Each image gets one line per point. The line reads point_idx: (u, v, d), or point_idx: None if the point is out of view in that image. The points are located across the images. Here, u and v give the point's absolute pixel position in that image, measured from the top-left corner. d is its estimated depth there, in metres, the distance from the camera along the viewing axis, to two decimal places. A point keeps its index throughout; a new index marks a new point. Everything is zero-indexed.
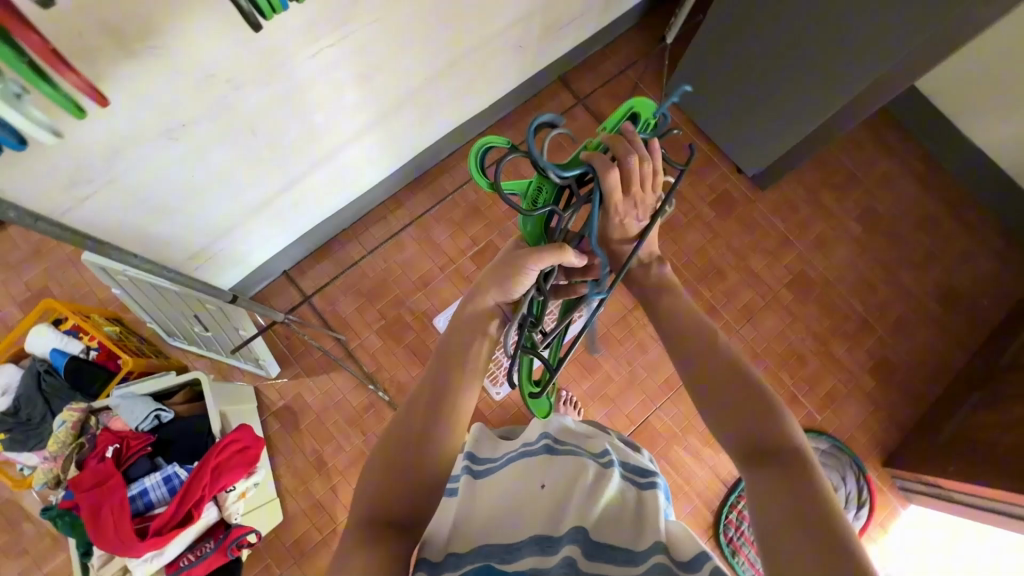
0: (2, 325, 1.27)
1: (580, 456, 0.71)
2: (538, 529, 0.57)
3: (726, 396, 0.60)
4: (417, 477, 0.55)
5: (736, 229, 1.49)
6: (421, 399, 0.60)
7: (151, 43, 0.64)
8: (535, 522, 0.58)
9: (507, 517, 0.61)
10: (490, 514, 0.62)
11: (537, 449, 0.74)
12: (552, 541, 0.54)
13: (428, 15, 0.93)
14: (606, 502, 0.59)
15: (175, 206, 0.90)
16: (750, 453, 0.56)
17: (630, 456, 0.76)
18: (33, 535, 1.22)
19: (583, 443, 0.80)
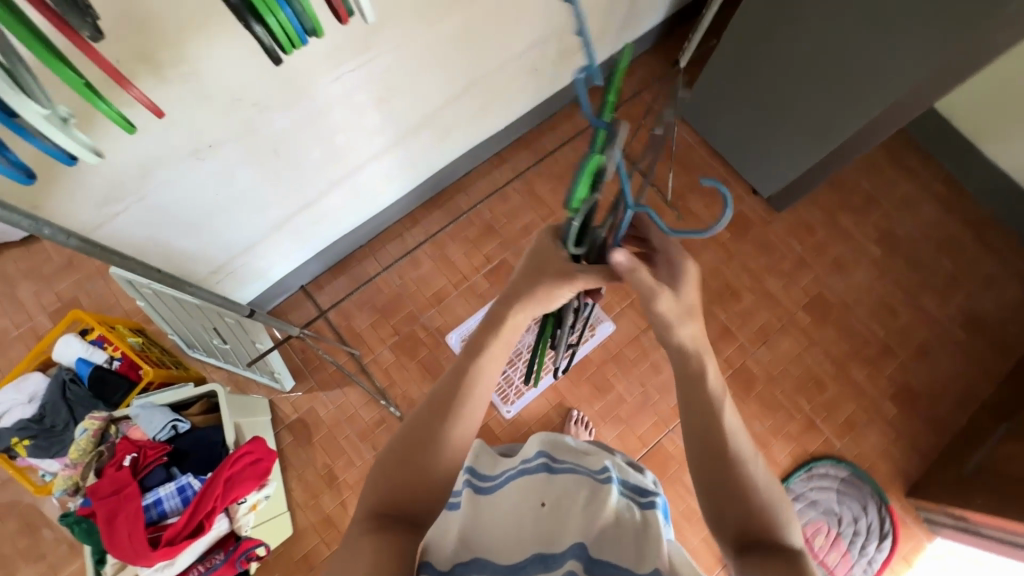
0: (33, 334, 1.33)
1: (579, 473, 0.72)
2: (540, 544, 0.59)
3: (711, 466, 0.58)
4: (429, 492, 0.56)
5: (752, 250, 1.47)
6: (431, 423, 0.58)
7: (183, 69, 0.68)
8: (537, 538, 0.60)
9: (507, 538, 0.62)
10: (488, 533, 0.63)
11: (534, 467, 0.73)
12: (554, 558, 0.56)
13: (446, 41, 0.97)
14: (605, 521, 0.61)
15: (199, 223, 0.93)
16: (745, 542, 0.55)
17: (631, 473, 0.76)
18: (51, 541, 1.25)
19: (583, 460, 0.78)
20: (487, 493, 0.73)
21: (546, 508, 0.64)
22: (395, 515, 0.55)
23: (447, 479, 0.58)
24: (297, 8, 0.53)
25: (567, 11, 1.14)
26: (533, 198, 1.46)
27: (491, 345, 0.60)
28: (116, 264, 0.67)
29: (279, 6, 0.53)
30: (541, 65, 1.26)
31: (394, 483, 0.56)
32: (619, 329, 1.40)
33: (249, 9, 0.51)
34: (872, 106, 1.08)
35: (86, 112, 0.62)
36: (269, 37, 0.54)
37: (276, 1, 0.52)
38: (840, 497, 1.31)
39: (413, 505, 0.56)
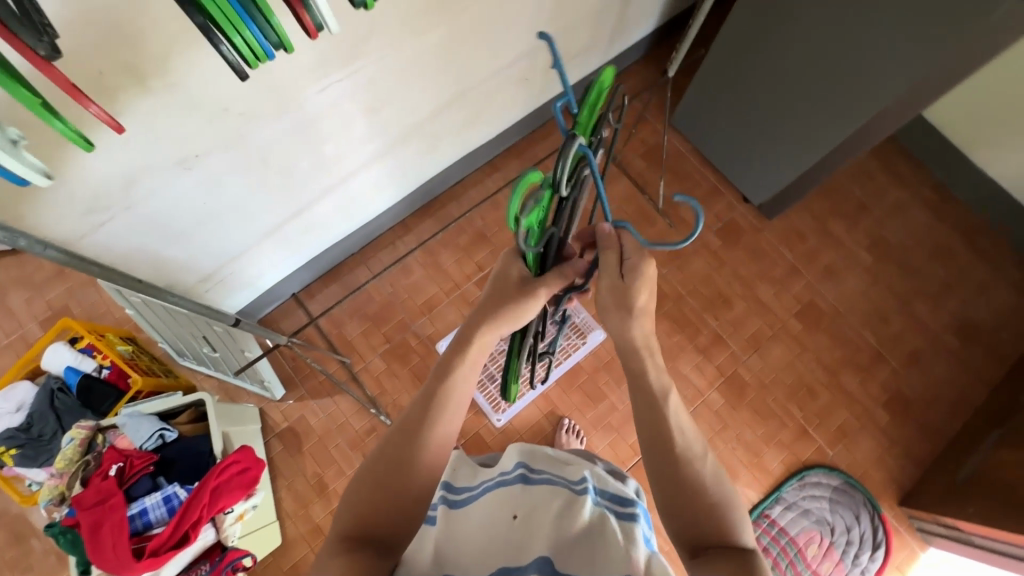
0: (24, 342, 1.32)
1: (555, 485, 0.71)
2: (505, 561, 0.58)
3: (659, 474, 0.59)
4: (402, 502, 0.57)
5: (744, 258, 1.48)
6: (401, 438, 0.59)
7: (167, 79, 0.68)
8: (504, 552, 0.59)
9: (479, 550, 0.61)
10: (461, 547, 0.62)
11: (512, 478, 0.73)
12: (516, 571, 0.55)
13: (434, 51, 0.97)
14: (579, 531, 0.60)
15: (187, 231, 0.93)
16: (696, 542, 0.55)
17: (609, 480, 0.75)
18: (38, 552, 1.24)
19: (561, 470, 0.78)
20: (464, 507, 0.72)
21: (517, 521, 0.64)
22: (370, 537, 0.55)
23: (424, 487, 0.58)
24: (265, 24, 0.53)
25: (556, 20, 1.15)
26: None
27: (462, 365, 0.62)
28: (96, 274, 0.68)
29: (245, 25, 0.53)
30: (532, 73, 1.26)
31: (370, 504, 0.56)
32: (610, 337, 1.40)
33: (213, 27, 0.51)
34: (862, 113, 1.08)
35: (37, 139, 0.61)
36: (233, 54, 0.55)
37: (242, 19, 0.52)
38: (833, 506, 1.31)
39: (386, 522, 0.56)
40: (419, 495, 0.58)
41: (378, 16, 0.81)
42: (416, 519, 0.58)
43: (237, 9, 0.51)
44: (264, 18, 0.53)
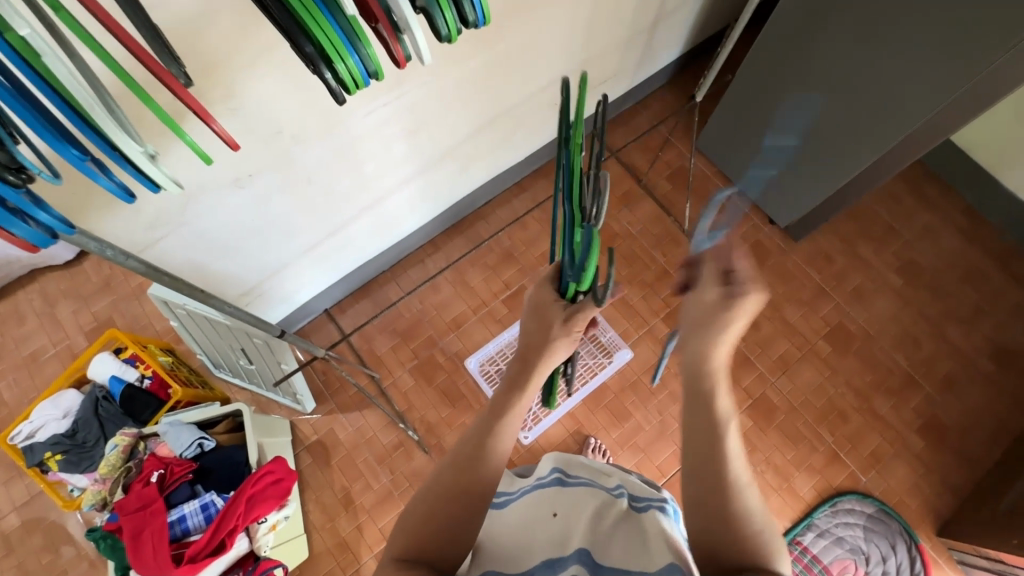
0: (69, 352, 1.38)
1: (592, 486, 0.72)
2: (546, 554, 0.59)
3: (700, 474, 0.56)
4: (453, 507, 0.57)
5: (771, 279, 1.48)
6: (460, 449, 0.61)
7: (232, 103, 0.73)
8: (543, 548, 0.60)
9: (518, 548, 0.62)
10: (499, 549, 0.63)
11: (548, 481, 0.75)
12: (560, 561, 0.56)
13: (470, 76, 1.01)
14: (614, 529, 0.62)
15: (235, 246, 0.98)
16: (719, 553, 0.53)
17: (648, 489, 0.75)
18: (72, 557, 1.26)
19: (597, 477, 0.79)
20: (502, 512, 0.73)
21: (558, 517, 0.66)
22: (420, 558, 0.56)
23: (472, 489, 0.58)
24: (364, 53, 0.52)
25: (587, 48, 1.20)
26: (552, 226, 1.50)
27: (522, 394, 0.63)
28: (164, 284, 0.67)
29: (348, 52, 0.51)
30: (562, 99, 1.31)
31: (418, 526, 0.57)
32: (637, 357, 1.40)
33: (319, 55, 0.50)
34: (889, 137, 1.09)
35: (167, 146, 0.70)
36: (336, 83, 0.53)
37: (346, 47, 0.51)
38: (867, 534, 1.28)
39: (437, 544, 0.57)
40: (471, 502, 0.58)
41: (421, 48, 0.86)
42: (463, 537, 0.57)
43: (341, 36, 0.50)
44: (364, 47, 0.52)
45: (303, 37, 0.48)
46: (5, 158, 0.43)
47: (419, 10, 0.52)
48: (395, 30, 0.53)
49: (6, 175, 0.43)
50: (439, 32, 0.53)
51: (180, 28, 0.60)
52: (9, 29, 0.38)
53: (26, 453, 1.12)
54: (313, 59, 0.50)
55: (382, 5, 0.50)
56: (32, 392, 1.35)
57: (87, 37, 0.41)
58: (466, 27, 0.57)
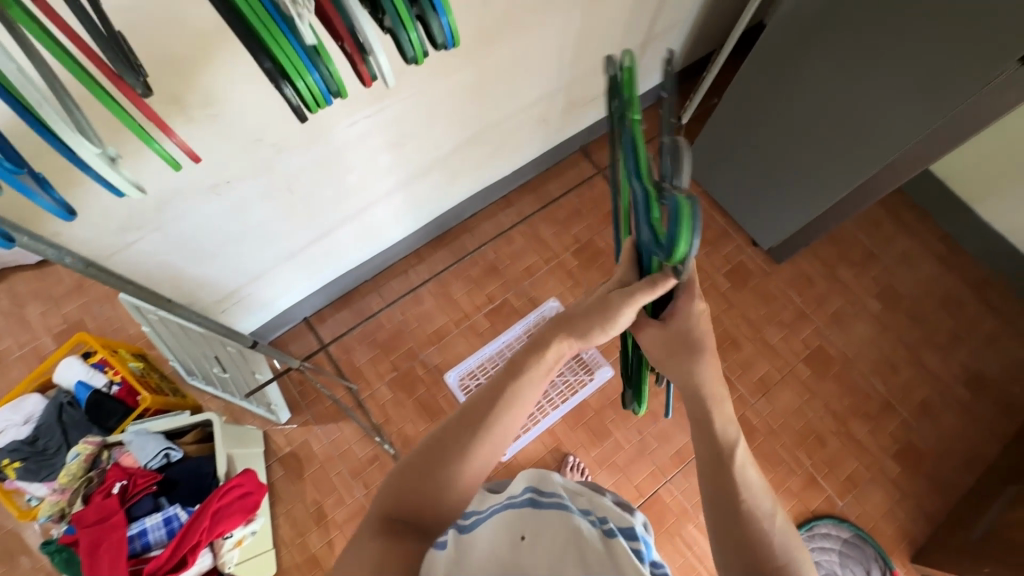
0: (36, 354, 1.34)
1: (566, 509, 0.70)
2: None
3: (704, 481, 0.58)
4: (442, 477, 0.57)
5: (752, 300, 1.48)
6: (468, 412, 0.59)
7: (209, 110, 0.72)
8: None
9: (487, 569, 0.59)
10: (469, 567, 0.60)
11: (521, 503, 0.73)
12: None
13: (456, 91, 1.02)
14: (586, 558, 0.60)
15: (211, 252, 0.96)
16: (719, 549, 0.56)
17: (619, 514, 0.73)
18: (28, 569, 1.21)
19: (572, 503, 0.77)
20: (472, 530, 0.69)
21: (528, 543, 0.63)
22: (403, 510, 0.57)
23: (466, 465, 0.58)
24: (325, 70, 0.52)
25: (575, 66, 1.21)
26: (538, 240, 1.50)
27: (541, 361, 0.60)
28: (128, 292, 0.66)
29: (307, 70, 0.51)
30: (550, 114, 1.32)
31: (401, 487, 0.58)
32: (618, 375, 1.40)
33: (279, 72, 0.49)
34: (869, 165, 1.11)
35: (137, 152, 0.69)
36: (296, 99, 0.52)
37: (306, 64, 0.51)
38: (843, 559, 1.27)
39: (420, 503, 0.57)
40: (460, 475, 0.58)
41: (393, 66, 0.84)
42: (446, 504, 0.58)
43: (301, 54, 0.50)
44: (325, 65, 0.52)
45: (264, 54, 0.47)
46: None
47: (385, 32, 0.52)
48: (361, 51, 0.53)
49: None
50: (404, 52, 0.52)
51: (156, 34, 0.59)
52: None
53: None
54: (273, 76, 0.49)
55: (346, 23, 0.49)
56: None
57: (45, 37, 0.39)
58: (435, 50, 0.55)
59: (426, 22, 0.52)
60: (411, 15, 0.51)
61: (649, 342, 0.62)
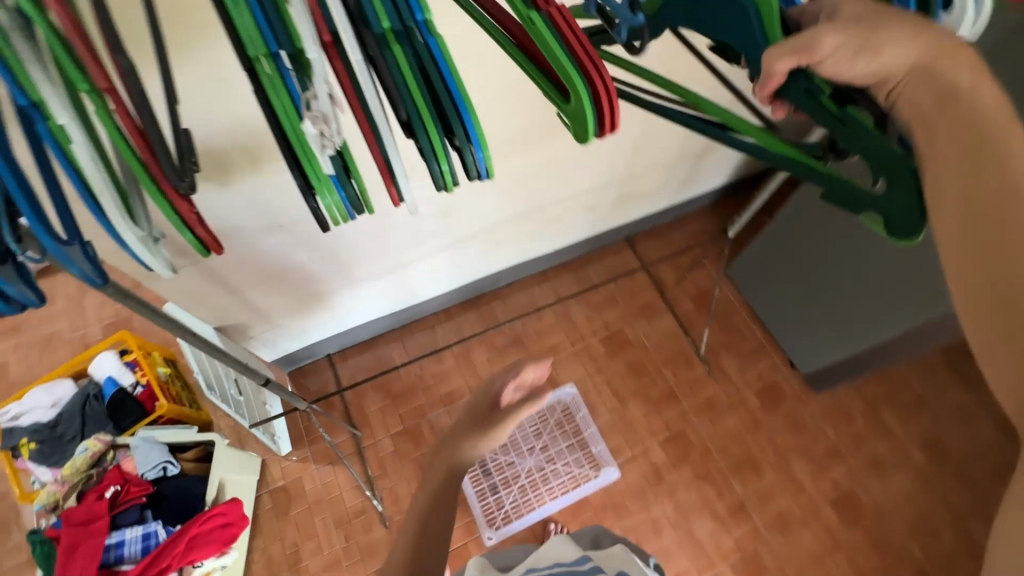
0: (83, 341, 1.43)
1: None
2: None
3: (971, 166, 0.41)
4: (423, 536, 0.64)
5: (782, 425, 1.40)
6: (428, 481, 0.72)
7: (276, 164, 0.79)
8: None
9: None
10: None
11: None
12: None
13: (508, 172, 1.07)
14: None
15: (251, 284, 1.02)
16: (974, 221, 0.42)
17: None
18: (14, 547, 1.24)
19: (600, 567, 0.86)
20: None
21: None
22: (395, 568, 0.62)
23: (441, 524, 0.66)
24: (352, 188, 0.49)
25: (629, 165, 1.25)
26: (567, 321, 1.49)
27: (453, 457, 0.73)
28: (141, 312, 0.62)
29: (335, 189, 0.48)
30: (598, 204, 1.36)
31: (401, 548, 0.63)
32: (625, 477, 1.33)
33: (306, 185, 0.47)
34: (920, 309, 1.09)
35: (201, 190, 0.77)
36: (321, 212, 0.49)
37: (332, 182, 0.48)
38: None
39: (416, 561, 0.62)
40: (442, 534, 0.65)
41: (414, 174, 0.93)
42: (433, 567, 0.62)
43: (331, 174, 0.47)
44: (353, 183, 0.49)
45: (295, 168, 0.45)
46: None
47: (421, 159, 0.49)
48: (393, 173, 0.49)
49: None
50: (434, 181, 0.48)
51: (243, 105, 0.69)
52: (50, 116, 0.38)
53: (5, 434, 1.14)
54: (301, 191, 0.47)
55: (381, 152, 0.47)
56: (37, 371, 1.40)
57: (119, 139, 0.40)
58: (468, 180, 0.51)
59: (460, 154, 0.48)
60: (445, 148, 0.47)
61: (832, 45, 0.43)
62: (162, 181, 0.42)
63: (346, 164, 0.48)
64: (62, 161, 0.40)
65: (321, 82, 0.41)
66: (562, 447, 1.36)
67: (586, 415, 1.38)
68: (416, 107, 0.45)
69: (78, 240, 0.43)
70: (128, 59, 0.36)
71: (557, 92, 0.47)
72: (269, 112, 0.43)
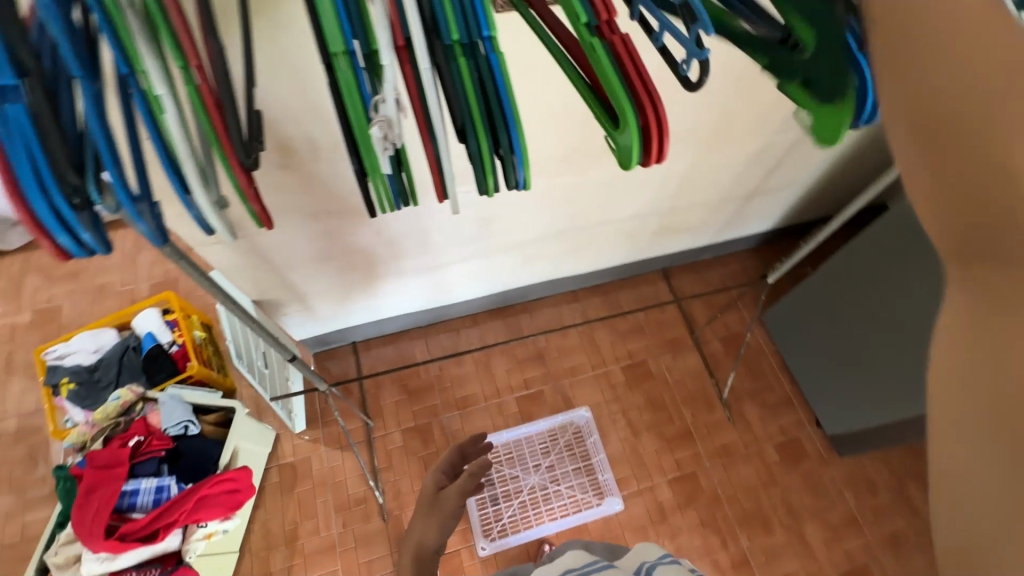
0: (131, 295, 1.51)
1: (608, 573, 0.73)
2: None
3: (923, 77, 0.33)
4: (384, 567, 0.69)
5: (799, 485, 1.34)
6: None
7: (335, 155, 0.83)
8: None
9: None
10: None
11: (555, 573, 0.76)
12: None
13: (553, 189, 1.08)
14: None
15: (292, 264, 1.06)
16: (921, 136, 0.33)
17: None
18: (39, 478, 1.31)
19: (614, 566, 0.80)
20: None
21: None
22: None
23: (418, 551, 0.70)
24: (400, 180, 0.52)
25: (676, 197, 1.25)
26: (591, 344, 1.48)
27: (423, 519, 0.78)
28: (194, 274, 0.65)
29: (385, 179, 0.51)
30: (638, 232, 1.35)
31: None
32: (628, 511, 1.30)
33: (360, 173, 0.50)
34: None
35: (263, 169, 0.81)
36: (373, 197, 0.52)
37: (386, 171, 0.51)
38: None
39: None
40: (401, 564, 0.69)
41: (462, 178, 0.95)
42: None
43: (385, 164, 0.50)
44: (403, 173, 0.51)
45: (353, 154, 0.48)
46: (77, 181, 0.41)
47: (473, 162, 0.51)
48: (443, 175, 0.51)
49: (68, 176, 0.40)
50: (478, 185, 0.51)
51: (313, 95, 0.72)
52: (149, 88, 0.42)
53: (49, 371, 1.21)
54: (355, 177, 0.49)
55: (435, 154, 0.49)
56: (87, 316, 1.49)
57: (202, 113, 0.43)
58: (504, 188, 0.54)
59: (504, 165, 0.51)
60: (492, 160, 0.49)
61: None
62: (229, 154, 0.44)
63: (398, 159, 0.51)
64: (148, 127, 0.43)
65: (390, 88, 0.43)
66: (568, 470, 1.34)
67: (596, 441, 1.37)
68: (471, 116, 0.47)
69: (148, 200, 0.46)
70: (218, 42, 0.40)
71: (609, 119, 0.49)
72: (340, 109, 0.45)
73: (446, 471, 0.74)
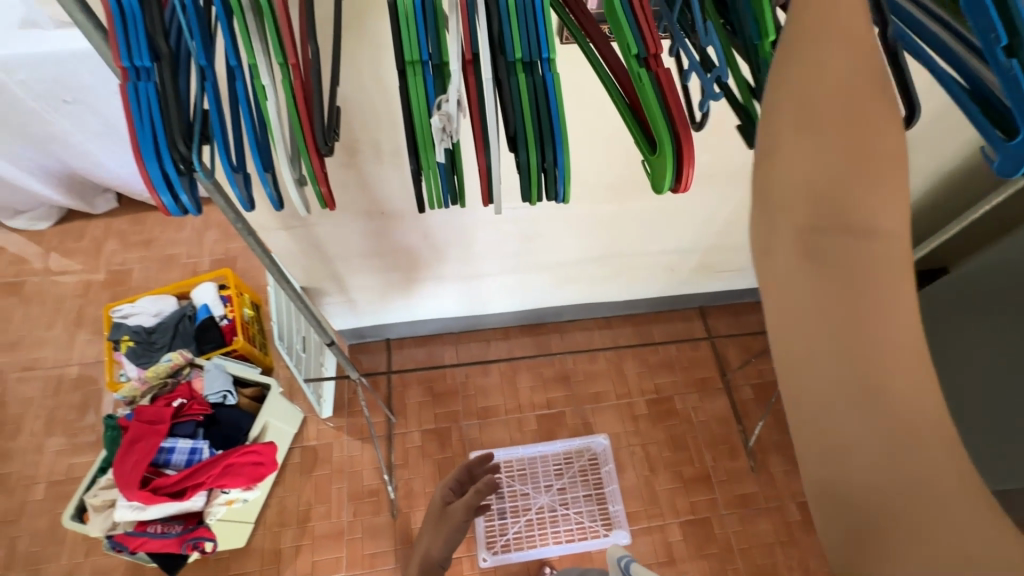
0: (193, 268, 1.63)
1: None
2: None
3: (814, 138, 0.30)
4: None
5: (819, 549, 1.28)
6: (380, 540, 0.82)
7: (395, 159, 0.89)
8: None
9: None
10: None
11: None
12: None
13: (597, 215, 1.10)
14: None
15: (342, 255, 1.12)
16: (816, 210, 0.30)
17: None
18: (89, 425, 1.42)
19: None
20: None
21: None
22: None
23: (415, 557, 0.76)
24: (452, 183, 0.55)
25: (720, 236, 1.24)
26: (618, 372, 1.48)
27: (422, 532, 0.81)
28: (258, 251, 0.70)
29: (439, 180, 0.55)
30: (678, 267, 1.35)
31: None
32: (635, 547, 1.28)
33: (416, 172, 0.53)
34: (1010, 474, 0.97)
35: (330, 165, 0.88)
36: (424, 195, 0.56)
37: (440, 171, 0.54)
38: None
39: None
40: None
41: (510, 194, 0.99)
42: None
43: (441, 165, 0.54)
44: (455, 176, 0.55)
45: (413, 153, 0.51)
46: (184, 150, 0.46)
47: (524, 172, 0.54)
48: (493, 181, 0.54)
49: (177, 144, 0.46)
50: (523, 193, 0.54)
51: (383, 102, 0.78)
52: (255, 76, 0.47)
53: (113, 327, 1.32)
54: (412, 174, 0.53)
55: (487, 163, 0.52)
56: (152, 283, 1.61)
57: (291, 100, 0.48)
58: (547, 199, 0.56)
59: (549, 178, 0.53)
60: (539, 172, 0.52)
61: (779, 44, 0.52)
62: (309, 140, 0.49)
63: (452, 161, 0.55)
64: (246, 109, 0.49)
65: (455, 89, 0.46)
66: (579, 495, 1.34)
67: (611, 471, 1.35)
68: (525, 128, 0.50)
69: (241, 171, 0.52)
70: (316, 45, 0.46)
71: (649, 145, 0.52)
72: (406, 105, 0.49)
73: (454, 487, 0.77)
